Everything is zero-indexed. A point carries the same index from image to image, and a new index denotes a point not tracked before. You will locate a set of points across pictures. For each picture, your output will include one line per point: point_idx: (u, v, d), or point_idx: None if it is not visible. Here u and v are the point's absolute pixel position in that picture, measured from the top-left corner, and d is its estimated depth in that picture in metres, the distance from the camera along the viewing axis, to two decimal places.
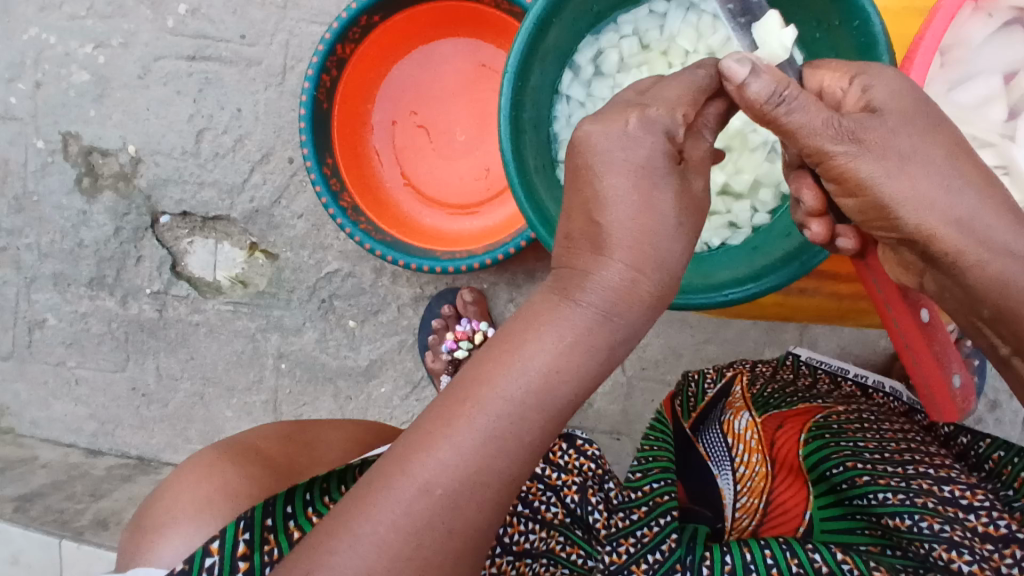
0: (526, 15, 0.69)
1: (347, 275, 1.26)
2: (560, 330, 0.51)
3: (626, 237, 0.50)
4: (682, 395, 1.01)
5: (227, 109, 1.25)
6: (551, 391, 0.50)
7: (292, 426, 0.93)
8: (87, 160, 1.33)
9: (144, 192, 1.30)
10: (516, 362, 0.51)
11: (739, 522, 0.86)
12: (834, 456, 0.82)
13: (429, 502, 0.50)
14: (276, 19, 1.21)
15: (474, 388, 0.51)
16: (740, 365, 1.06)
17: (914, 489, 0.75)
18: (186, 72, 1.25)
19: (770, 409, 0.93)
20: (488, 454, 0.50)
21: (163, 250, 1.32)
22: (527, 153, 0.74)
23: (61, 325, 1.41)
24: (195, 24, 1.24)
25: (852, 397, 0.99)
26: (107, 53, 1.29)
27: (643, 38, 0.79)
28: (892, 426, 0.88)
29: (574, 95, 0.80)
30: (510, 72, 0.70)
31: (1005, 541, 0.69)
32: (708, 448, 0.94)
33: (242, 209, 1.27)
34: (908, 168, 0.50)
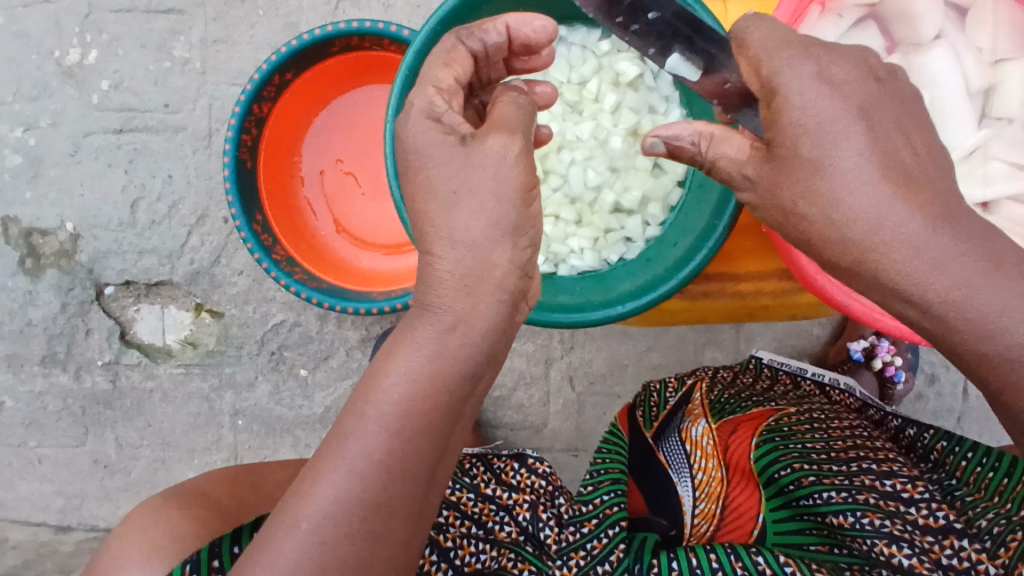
0: (399, 63, 0.71)
1: (293, 325, 1.28)
2: (412, 354, 0.56)
3: (463, 254, 0.56)
4: (643, 405, 1.04)
5: (159, 176, 1.27)
6: (402, 415, 0.55)
7: (240, 471, 0.95)
8: (28, 241, 1.33)
9: (86, 266, 1.32)
10: (375, 394, 0.56)
11: (697, 528, 0.92)
12: (784, 458, 0.89)
13: (297, 537, 0.55)
14: (197, 85, 1.24)
15: (344, 423, 0.57)
16: (702, 372, 1.11)
17: (856, 486, 0.82)
18: (115, 144, 1.28)
19: (725, 415, 1.00)
20: (347, 483, 0.55)
21: (110, 320, 1.34)
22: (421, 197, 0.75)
23: (19, 406, 1.41)
24: (119, 98, 1.26)
25: (806, 396, 1.05)
26: (37, 135, 1.30)
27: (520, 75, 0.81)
28: (840, 424, 0.94)
29: None
30: (390, 120, 0.72)
31: (943, 532, 0.78)
32: (669, 456, 0.98)
33: (184, 271, 1.29)
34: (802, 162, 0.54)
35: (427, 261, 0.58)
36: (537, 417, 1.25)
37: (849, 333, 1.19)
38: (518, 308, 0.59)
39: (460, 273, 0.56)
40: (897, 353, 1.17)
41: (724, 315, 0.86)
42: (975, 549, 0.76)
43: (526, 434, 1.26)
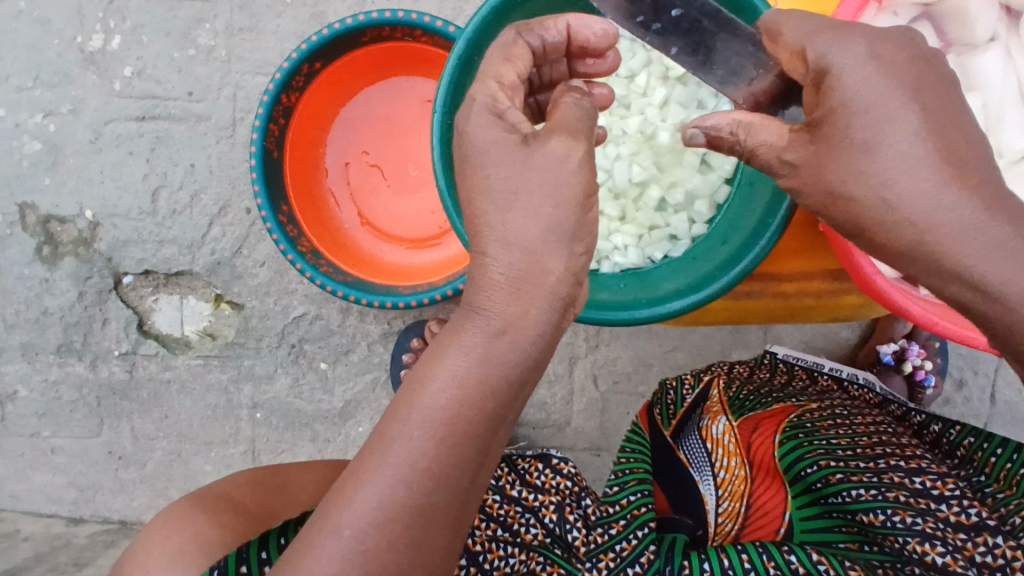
0: (449, 53, 0.71)
1: (314, 318, 1.26)
2: (458, 358, 0.54)
3: (515, 257, 0.54)
4: (661, 404, 1.04)
5: (181, 165, 1.26)
6: (448, 419, 0.54)
7: (266, 473, 0.94)
8: (46, 229, 1.31)
9: (105, 255, 1.30)
10: (420, 398, 0.55)
11: (722, 527, 0.90)
12: (809, 456, 0.87)
13: (339, 543, 0.53)
14: (221, 74, 1.22)
15: (386, 427, 0.55)
16: (718, 369, 1.11)
17: (885, 484, 0.80)
18: (137, 132, 1.26)
19: (746, 412, 0.98)
20: (391, 489, 0.53)
21: (128, 310, 1.32)
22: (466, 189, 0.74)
23: (34, 395, 1.39)
24: (142, 86, 1.25)
25: (827, 392, 1.03)
26: (57, 121, 1.28)
27: None
28: (863, 420, 0.92)
29: None
30: (439, 111, 0.72)
31: (976, 529, 0.75)
32: (690, 455, 0.97)
33: (204, 262, 1.28)
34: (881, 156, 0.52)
35: (479, 262, 0.56)
36: (560, 415, 1.24)
37: (878, 336, 1.18)
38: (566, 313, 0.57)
39: (511, 276, 0.54)
40: (927, 357, 1.16)
41: (758, 314, 0.84)
42: (1011, 547, 0.72)
43: (548, 432, 1.24)
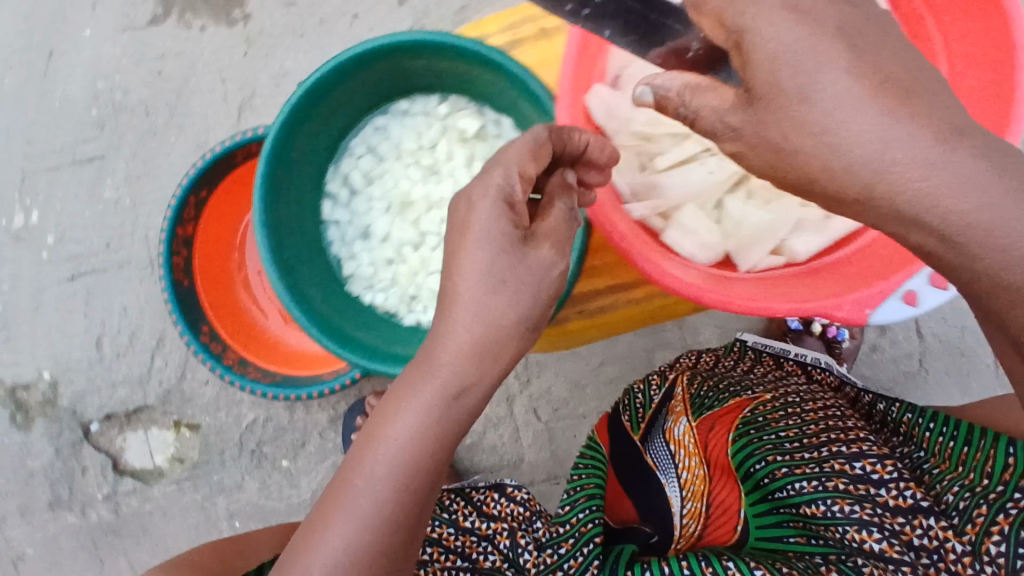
0: (254, 170, 0.70)
1: (266, 420, 1.33)
2: (412, 413, 0.60)
3: (479, 328, 0.59)
4: (630, 408, 1.07)
5: (115, 311, 1.35)
6: (409, 470, 0.60)
7: (225, 542, 1.00)
8: (13, 398, 1.41)
9: (68, 409, 1.39)
10: (380, 450, 0.60)
11: (687, 529, 0.97)
12: (759, 451, 0.94)
13: None
14: (131, 219, 1.32)
15: (351, 476, 0.61)
16: (685, 361, 1.13)
17: (827, 473, 0.87)
18: (71, 290, 1.36)
19: (704, 411, 1.02)
20: (356, 534, 0.59)
21: (101, 454, 1.40)
22: (307, 290, 0.76)
23: (39, 552, 1.44)
24: (66, 248, 1.35)
25: (782, 376, 1.09)
26: (1, 299, 1.39)
27: (376, 151, 0.82)
28: (814, 404, 0.97)
29: (339, 218, 0.83)
30: (262, 227, 0.71)
31: (912, 512, 0.82)
32: (656, 458, 1.03)
33: (156, 393, 1.36)
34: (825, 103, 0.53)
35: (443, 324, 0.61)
36: (513, 453, 1.27)
37: None
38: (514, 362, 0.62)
39: (471, 344, 0.59)
40: None
41: (626, 324, 0.87)
42: (942, 528, 0.80)
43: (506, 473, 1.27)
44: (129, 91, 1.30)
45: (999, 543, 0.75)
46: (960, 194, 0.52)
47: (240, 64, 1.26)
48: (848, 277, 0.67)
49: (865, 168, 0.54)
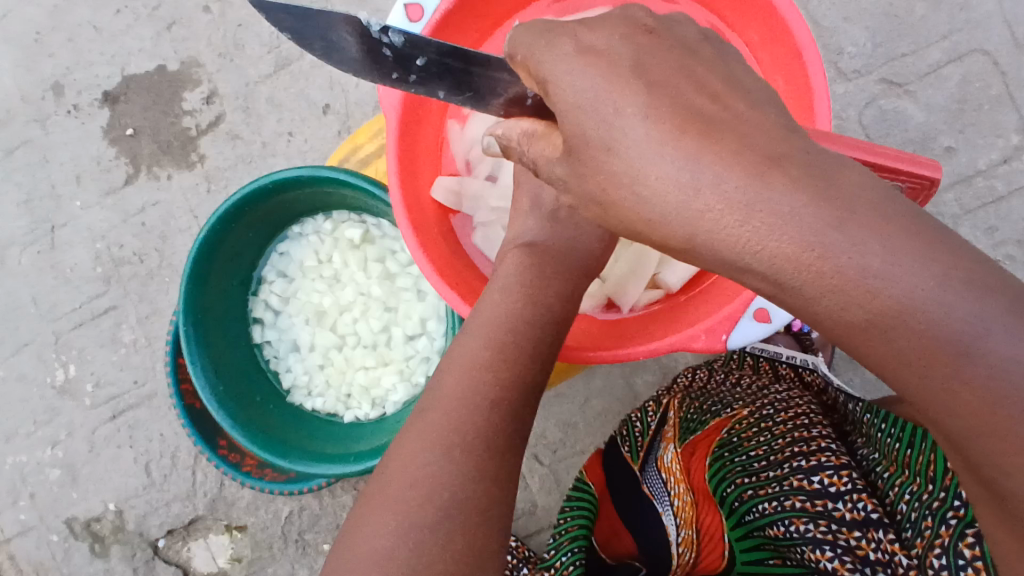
0: (177, 317, 0.85)
1: (302, 509, 1.45)
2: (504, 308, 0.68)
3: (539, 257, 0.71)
4: (630, 435, 1.11)
5: (155, 438, 1.50)
6: (517, 353, 0.66)
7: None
8: (91, 530, 1.58)
9: (137, 531, 1.55)
10: (479, 345, 0.66)
11: (682, 556, 0.98)
12: (729, 476, 0.96)
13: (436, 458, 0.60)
14: (150, 355, 1.48)
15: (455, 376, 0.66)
16: (676, 387, 1.16)
17: (786, 491, 0.87)
18: (115, 428, 1.52)
19: (688, 435, 1.05)
20: (475, 412, 0.63)
21: (172, 565, 1.54)
22: (244, 410, 0.90)
23: None
24: (103, 391, 1.52)
25: (765, 386, 1.08)
26: (63, 446, 1.58)
27: (287, 274, 1.00)
28: (786, 416, 0.97)
29: (270, 339, 1.00)
30: (195, 363, 0.85)
31: (865, 524, 0.79)
32: (651, 487, 1.05)
33: (204, 503, 1.49)
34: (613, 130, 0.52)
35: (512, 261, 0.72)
36: (526, 501, 1.30)
37: None
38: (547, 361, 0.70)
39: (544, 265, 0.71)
40: None
41: None
42: (890, 541, 0.77)
43: (523, 522, 1.30)
44: (122, 246, 1.47)
45: (941, 556, 0.69)
46: (776, 232, 0.46)
47: (206, 200, 1.41)
48: (712, 305, 0.70)
49: (679, 218, 0.50)
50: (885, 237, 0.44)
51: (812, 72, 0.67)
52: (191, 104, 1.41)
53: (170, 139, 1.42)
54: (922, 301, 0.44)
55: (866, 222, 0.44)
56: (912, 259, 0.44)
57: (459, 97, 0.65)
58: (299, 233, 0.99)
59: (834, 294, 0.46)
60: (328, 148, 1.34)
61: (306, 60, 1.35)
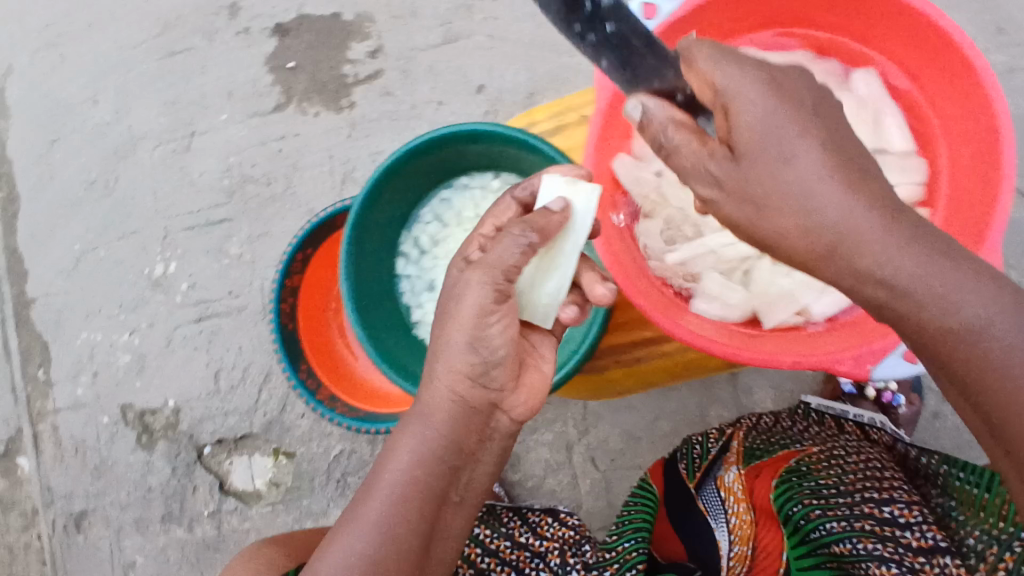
0: (346, 222, 0.92)
1: (351, 452, 1.50)
2: (441, 363, 0.81)
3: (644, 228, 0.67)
4: (688, 458, 1.16)
5: (231, 349, 1.56)
6: (440, 409, 0.81)
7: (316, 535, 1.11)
8: (142, 421, 1.65)
9: (188, 433, 1.61)
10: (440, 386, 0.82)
11: (732, 569, 1.00)
12: (796, 495, 0.97)
13: (412, 476, 0.80)
14: (250, 273, 1.55)
15: (439, 396, 0.82)
16: (741, 422, 1.20)
17: (856, 514, 0.90)
18: (197, 331, 1.59)
19: (754, 460, 1.09)
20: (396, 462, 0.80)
21: (211, 475, 1.60)
22: (378, 328, 0.95)
23: (148, 561, 1.65)
24: (195, 294, 1.59)
25: (831, 434, 1.13)
26: (140, 335, 1.65)
27: (443, 219, 1.07)
28: (858, 458, 1.02)
29: (410, 273, 1.07)
30: (347, 270, 0.92)
31: (933, 551, 0.84)
32: (707, 504, 1.09)
33: (260, 422, 1.55)
34: (785, 151, 0.58)
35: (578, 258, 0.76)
36: (571, 499, 1.34)
37: None
38: (467, 457, 0.84)
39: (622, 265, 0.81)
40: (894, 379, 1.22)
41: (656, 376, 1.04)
42: (957, 566, 0.82)
43: None
44: (254, 166, 1.55)
45: None
46: (901, 259, 0.57)
47: (345, 144, 1.48)
48: (849, 338, 0.76)
49: (834, 230, 0.57)
50: (977, 282, 0.56)
51: (1004, 122, 0.71)
52: (355, 54, 1.49)
53: (327, 81, 1.51)
54: (992, 335, 0.55)
55: (965, 270, 0.57)
56: (990, 301, 0.56)
57: (626, 74, 0.70)
58: (464, 185, 1.06)
59: (926, 329, 0.58)
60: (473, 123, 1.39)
61: (474, 39, 1.41)
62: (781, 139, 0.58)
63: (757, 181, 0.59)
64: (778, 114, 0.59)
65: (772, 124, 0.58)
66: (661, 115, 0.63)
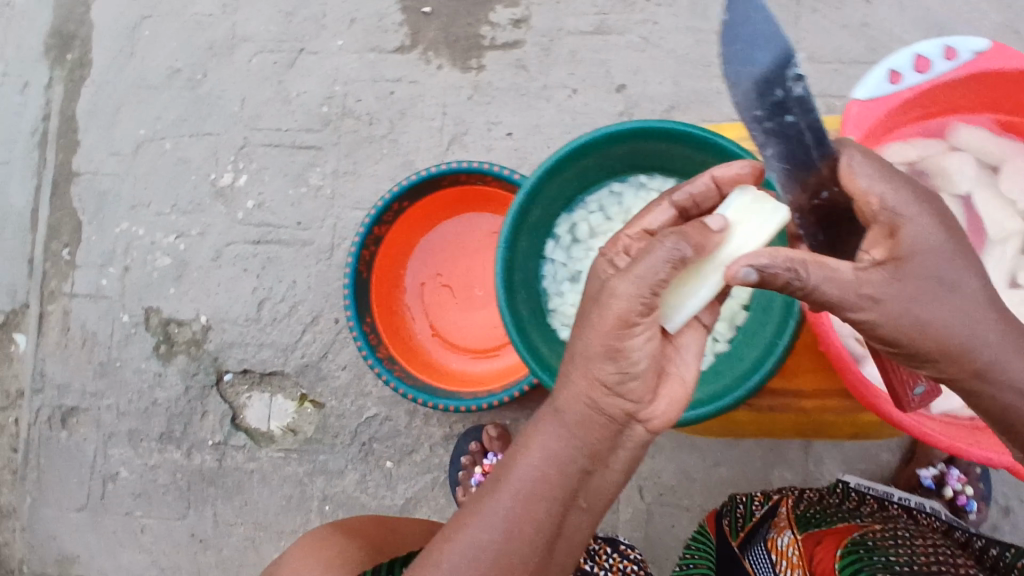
0: (517, 192, 0.88)
1: (384, 418, 1.43)
2: (595, 361, 0.69)
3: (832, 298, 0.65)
4: (731, 515, 1.15)
5: (285, 281, 1.48)
6: (590, 413, 0.71)
7: (377, 518, 1.11)
8: (165, 330, 1.54)
9: (212, 355, 1.51)
10: (584, 387, 0.71)
11: None
12: (864, 566, 0.89)
13: (538, 483, 0.70)
14: (326, 208, 1.47)
15: (581, 401, 0.71)
16: (788, 490, 1.18)
17: None
18: (252, 253, 1.50)
19: (811, 527, 1.04)
20: (531, 465, 0.71)
21: (225, 404, 1.50)
22: (521, 306, 0.92)
23: (132, 477, 1.54)
24: (260, 215, 1.50)
25: (891, 516, 1.08)
26: (187, 242, 1.55)
27: (607, 213, 1.02)
28: (925, 542, 0.96)
29: (557, 258, 1.03)
30: (505, 241, 0.89)
31: None
32: (754, 563, 1.04)
33: (295, 363, 1.47)
34: (950, 293, 0.63)
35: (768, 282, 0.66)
36: (608, 522, 1.31)
37: (917, 459, 1.24)
38: (601, 465, 0.73)
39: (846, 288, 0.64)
40: (968, 482, 1.23)
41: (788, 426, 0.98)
42: None
43: None
44: (359, 101, 1.47)
45: None
46: None
47: (463, 105, 1.42)
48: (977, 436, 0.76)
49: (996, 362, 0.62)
50: None
51: None
52: (497, 17, 1.42)
53: (460, 36, 1.44)
54: None
55: None
56: None
57: (785, 164, 0.72)
58: (640, 182, 1.01)
59: None
60: (605, 121, 1.36)
61: (626, 38, 1.37)
62: (950, 277, 0.63)
63: (920, 304, 0.63)
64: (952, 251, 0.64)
65: (943, 265, 0.63)
66: (789, 258, 0.64)
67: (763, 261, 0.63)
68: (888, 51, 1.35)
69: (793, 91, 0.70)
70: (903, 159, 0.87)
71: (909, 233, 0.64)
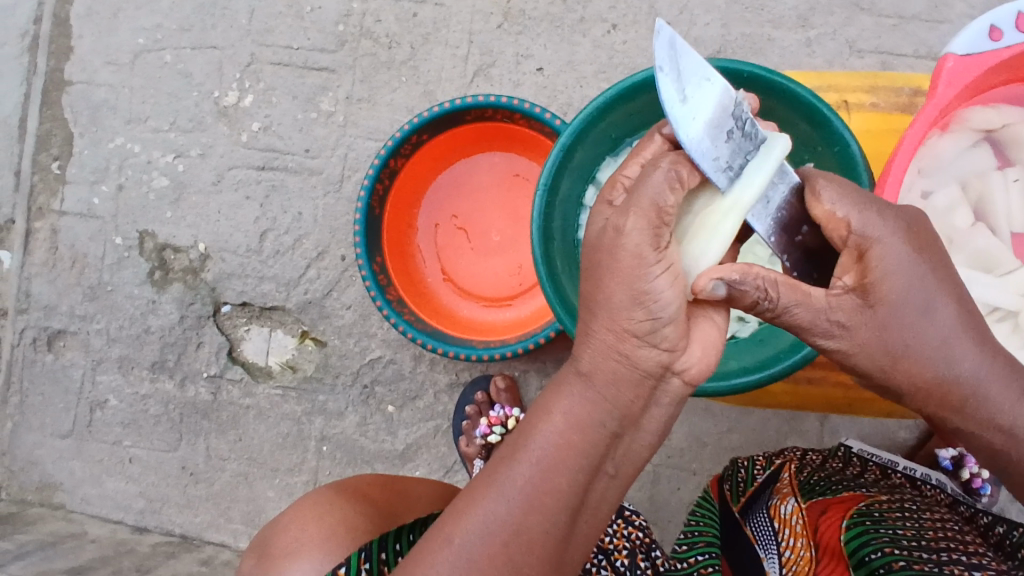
0: (557, 138, 0.86)
1: (388, 361, 1.38)
2: (626, 312, 0.60)
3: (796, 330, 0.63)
4: (731, 480, 1.02)
5: (289, 212, 1.40)
6: (618, 369, 0.62)
7: (387, 477, 1.05)
8: (160, 255, 1.46)
9: (209, 284, 1.43)
10: (611, 341, 0.62)
11: None
12: (873, 541, 0.78)
13: (558, 451, 0.62)
14: (337, 136, 1.38)
15: (608, 357, 0.62)
16: (791, 453, 1.07)
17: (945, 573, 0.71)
18: (255, 180, 1.41)
19: (815, 497, 0.93)
20: (550, 431, 0.63)
21: (222, 336, 1.44)
22: (555, 258, 0.88)
23: (122, 406, 1.49)
24: (266, 140, 1.41)
25: (897, 487, 0.98)
26: (186, 162, 1.45)
27: None
28: (932, 516, 0.86)
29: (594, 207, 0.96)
30: (542, 187, 0.86)
31: None
32: (756, 531, 0.92)
33: (297, 299, 1.40)
34: (924, 318, 0.59)
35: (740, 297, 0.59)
36: None
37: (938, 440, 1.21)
38: (630, 428, 0.64)
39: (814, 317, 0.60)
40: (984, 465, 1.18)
41: (818, 402, 0.95)
42: None
43: None
44: (378, 21, 1.37)
45: None
46: None
47: (492, 33, 1.32)
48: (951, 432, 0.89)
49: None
50: None
51: None
52: None
53: None
54: None
55: None
56: None
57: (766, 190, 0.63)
58: None
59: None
60: (646, 61, 1.27)
61: None
62: (923, 304, 0.59)
63: (884, 334, 0.59)
64: (927, 272, 0.59)
65: (914, 289, 0.59)
66: (761, 276, 0.57)
67: (734, 277, 0.57)
68: (949, 9, 1.26)
69: (744, 129, 0.62)
70: (986, 126, 0.83)
71: (878, 256, 0.59)
